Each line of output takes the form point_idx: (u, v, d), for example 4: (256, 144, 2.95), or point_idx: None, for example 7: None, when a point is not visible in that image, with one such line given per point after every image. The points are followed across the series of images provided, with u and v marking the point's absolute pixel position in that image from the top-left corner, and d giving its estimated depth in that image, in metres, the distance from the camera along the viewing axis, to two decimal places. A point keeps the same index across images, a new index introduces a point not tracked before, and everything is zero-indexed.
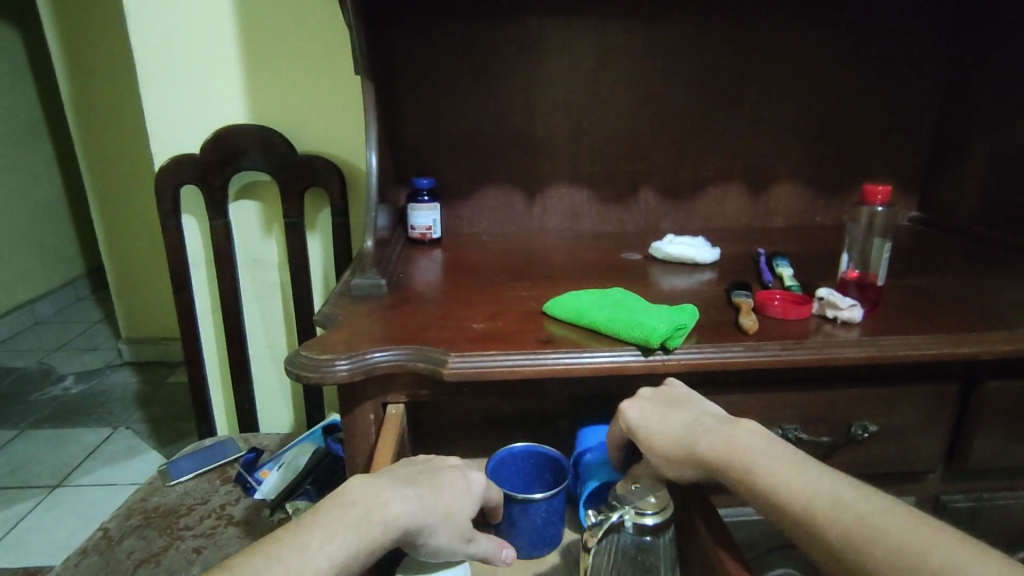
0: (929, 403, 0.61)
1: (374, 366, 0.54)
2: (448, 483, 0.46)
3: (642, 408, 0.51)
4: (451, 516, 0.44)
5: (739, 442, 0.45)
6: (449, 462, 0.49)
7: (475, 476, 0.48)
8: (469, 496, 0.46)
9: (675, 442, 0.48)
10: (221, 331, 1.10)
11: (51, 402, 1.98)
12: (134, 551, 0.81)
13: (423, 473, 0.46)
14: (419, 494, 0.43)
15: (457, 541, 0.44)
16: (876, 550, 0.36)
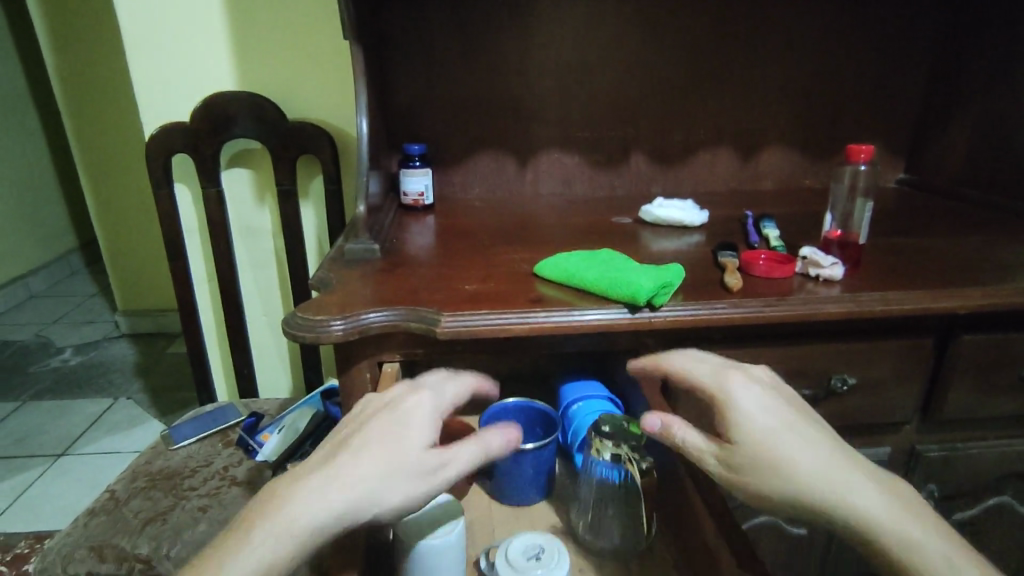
0: (907, 357, 0.63)
1: (369, 326, 0.56)
2: (371, 437, 0.42)
3: (759, 390, 0.44)
4: (384, 467, 0.40)
5: (875, 492, 0.39)
6: (374, 412, 0.44)
7: (406, 409, 0.44)
8: (403, 434, 0.42)
9: (800, 465, 0.39)
10: (218, 299, 1.11)
11: (51, 374, 2.01)
12: (140, 511, 0.84)
13: (345, 441, 0.42)
14: (335, 470, 0.39)
15: (416, 475, 0.41)
16: None
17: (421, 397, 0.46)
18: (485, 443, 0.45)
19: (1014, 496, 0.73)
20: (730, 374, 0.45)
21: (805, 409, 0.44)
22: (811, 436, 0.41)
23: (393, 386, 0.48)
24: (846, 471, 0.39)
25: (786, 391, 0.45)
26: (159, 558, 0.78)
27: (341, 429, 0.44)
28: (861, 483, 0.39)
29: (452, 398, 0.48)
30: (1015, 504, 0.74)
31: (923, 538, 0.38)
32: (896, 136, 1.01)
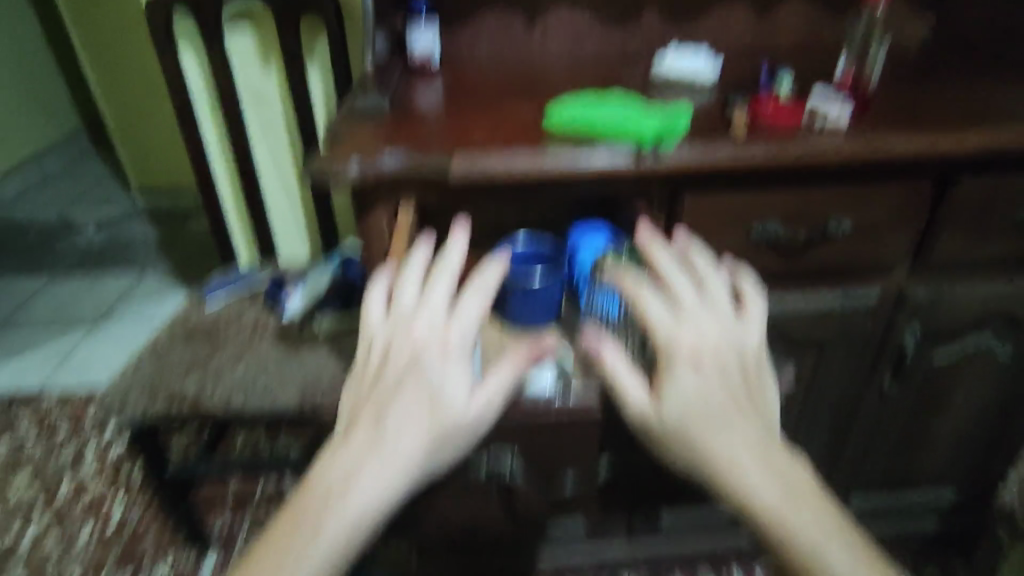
0: (902, 200, 0.65)
1: (384, 169, 0.59)
2: (404, 419, 0.38)
3: (697, 372, 0.37)
4: (426, 448, 0.38)
5: (784, 490, 0.33)
6: (398, 375, 0.40)
7: (435, 373, 0.40)
8: (438, 406, 0.39)
9: (712, 448, 0.35)
10: (233, 167, 1.13)
11: (78, 251, 2.08)
12: (184, 356, 0.93)
13: (372, 424, 0.38)
14: (373, 468, 0.36)
15: (460, 442, 0.39)
16: None
17: (444, 347, 0.41)
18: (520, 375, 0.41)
19: (992, 337, 0.78)
20: (675, 339, 0.39)
21: (747, 399, 0.37)
22: (736, 418, 0.36)
23: (412, 325, 0.42)
24: (757, 460, 0.34)
25: (730, 351, 0.39)
26: (205, 396, 0.87)
27: (369, 395, 0.40)
28: (771, 478, 0.34)
29: (479, 322, 0.43)
30: (993, 345, 0.79)
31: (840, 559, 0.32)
32: None
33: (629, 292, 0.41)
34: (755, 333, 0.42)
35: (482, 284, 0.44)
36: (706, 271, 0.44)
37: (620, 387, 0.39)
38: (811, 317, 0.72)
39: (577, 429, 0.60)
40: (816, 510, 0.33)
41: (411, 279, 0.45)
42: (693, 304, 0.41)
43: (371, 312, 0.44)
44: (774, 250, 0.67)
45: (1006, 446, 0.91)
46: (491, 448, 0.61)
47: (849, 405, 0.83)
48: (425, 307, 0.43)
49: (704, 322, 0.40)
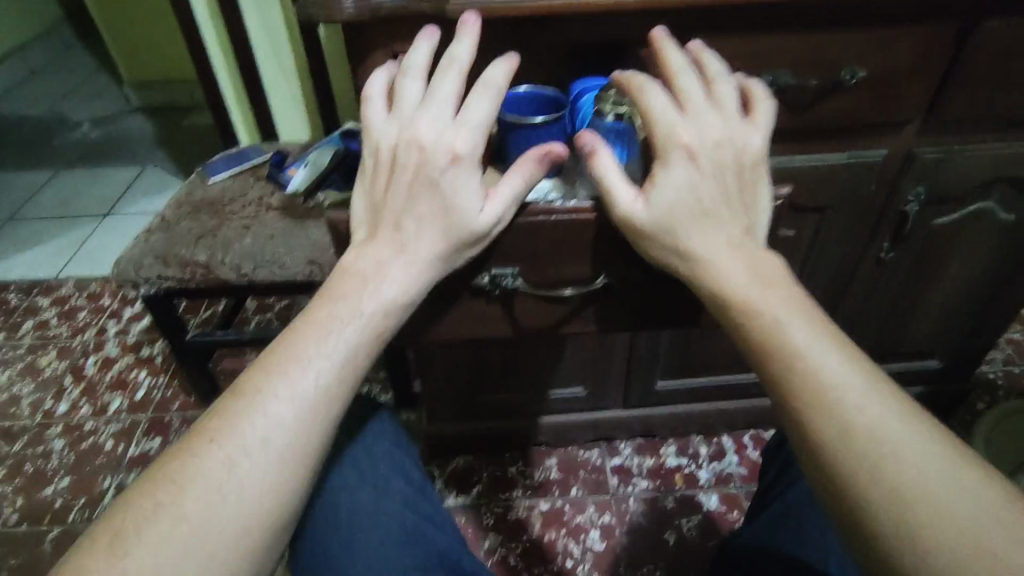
0: (922, 49, 0.62)
1: (380, 7, 0.56)
2: (423, 217, 0.48)
3: (688, 166, 0.47)
4: (444, 242, 0.48)
5: (740, 268, 0.44)
6: (415, 176, 0.48)
7: (445, 177, 0.48)
8: (452, 207, 0.48)
9: (692, 237, 0.46)
10: (224, 38, 1.09)
11: (76, 145, 2.05)
12: (191, 229, 0.94)
13: (397, 219, 0.48)
14: (402, 254, 0.47)
15: (472, 239, 0.49)
16: (832, 428, 0.36)
17: (453, 154, 0.48)
18: (525, 180, 0.50)
19: (997, 201, 0.77)
20: (677, 136, 0.48)
21: (728, 193, 0.47)
22: (716, 220, 0.46)
23: (419, 129, 0.49)
24: (726, 248, 0.46)
25: (725, 155, 0.48)
26: (216, 264, 0.90)
27: (387, 196, 0.49)
28: (732, 266, 0.45)
29: (482, 125, 0.49)
30: (997, 210, 0.78)
31: (784, 312, 0.41)
32: None
33: (642, 96, 0.50)
34: (759, 135, 0.50)
35: (480, 88, 0.50)
36: (718, 81, 0.51)
37: (609, 188, 0.49)
38: (813, 176, 0.72)
39: (579, 242, 0.56)
40: (781, 300, 0.42)
41: (413, 83, 0.50)
42: (703, 110, 0.49)
43: (377, 117, 0.51)
44: (783, 102, 0.65)
45: (998, 315, 0.93)
46: (494, 255, 0.56)
47: (846, 272, 0.85)
48: (430, 108, 0.49)
49: (709, 121, 0.48)
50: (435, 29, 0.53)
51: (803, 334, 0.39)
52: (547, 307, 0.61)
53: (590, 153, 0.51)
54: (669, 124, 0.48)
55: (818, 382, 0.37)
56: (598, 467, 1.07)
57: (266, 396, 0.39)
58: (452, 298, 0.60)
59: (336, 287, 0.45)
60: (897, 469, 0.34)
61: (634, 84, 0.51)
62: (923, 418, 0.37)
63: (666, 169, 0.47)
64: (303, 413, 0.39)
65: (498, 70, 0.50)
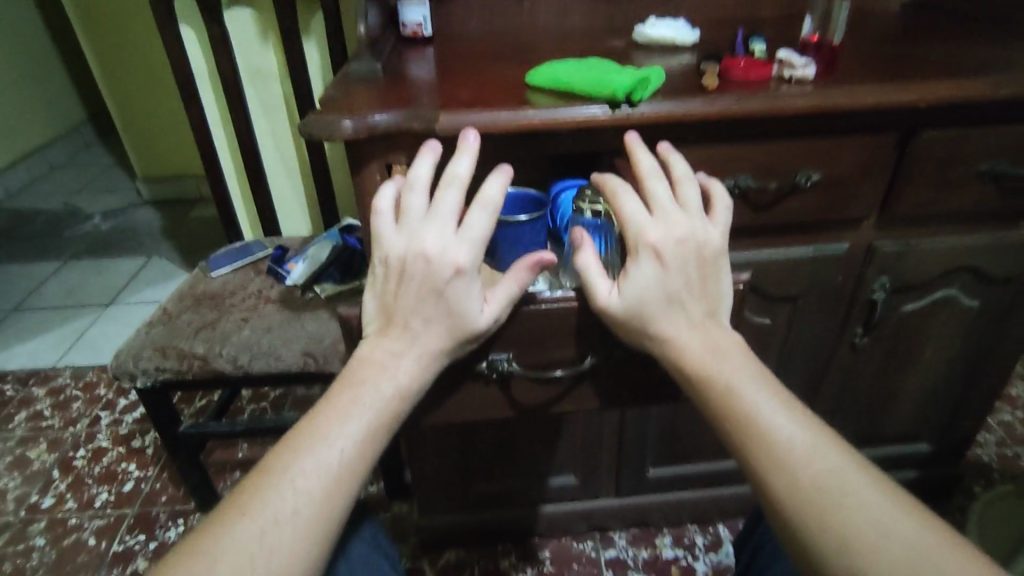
0: (869, 154, 0.69)
1: (376, 126, 0.62)
2: (430, 320, 0.50)
3: (656, 263, 0.48)
4: (448, 336, 0.51)
5: (701, 343, 0.47)
6: (422, 285, 0.50)
7: (450, 287, 0.50)
8: (458, 313, 0.51)
9: (664, 324, 0.49)
10: (234, 143, 1.17)
11: (84, 237, 2.13)
12: (192, 321, 0.97)
13: (407, 315, 0.50)
14: (412, 341, 0.50)
15: (472, 336, 0.52)
16: (800, 496, 0.38)
17: (457, 268, 0.49)
18: (522, 286, 0.53)
19: (960, 288, 0.82)
20: (645, 236, 0.49)
21: (693, 284, 0.49)
22: (689, 305, 0.49)
23: (426, 244, 0.50)
24: (696, 328, 0.49)
25: (692, 252, 0.49)
26: (213, 355, 0.92)
27: (398, 296, 0.51)
28: (704, 343, 0.48)
29: (481, 238, 0.51)
30: (961, 297, 0.83)
31: (748, 382, 0.44)
32: None
33: (616, 198, 0.52)
34: (720, 229, 0.51)
35: (481, 204, 0.52)
36: (685, 181, 0.53)
37: (590, 283, 0.51)
38: (783, 269, 0.77)
39: (568, 327, 0.60)
40: (745, 370, 0.45)
41: (418, 199, 0.52)
42: (670, 210, 0.50)
43: (384, 229, 0.52)
44: (747, 204, 0.70)
45: (978, 397, 0.95)
46: (492, 341, 0.60)
47: (824, 357, 0.88)
48: (434, 221, 0.51)
49: (675, 219, 0.50)
50: (438, 144, 0.55)
51: (757, 399, 0.43)
52: (541, 389, 0.63)
53: (576, 249, 0.54)
54: (637, 226, 0.49)
55: (780, 449, 0.40)
56: (592, 561, 1.05)
57: (289, 471, 0.42)
58: (451, 388, 0.62)
59: (348, 374, 0.48)
60: (849, 534, 0.36)
61: (608, 187, 0.53)
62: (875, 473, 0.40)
63: (634, 268, 0.49)
64: (324, 486, 0.41)
65: (495, 186, 0.52)
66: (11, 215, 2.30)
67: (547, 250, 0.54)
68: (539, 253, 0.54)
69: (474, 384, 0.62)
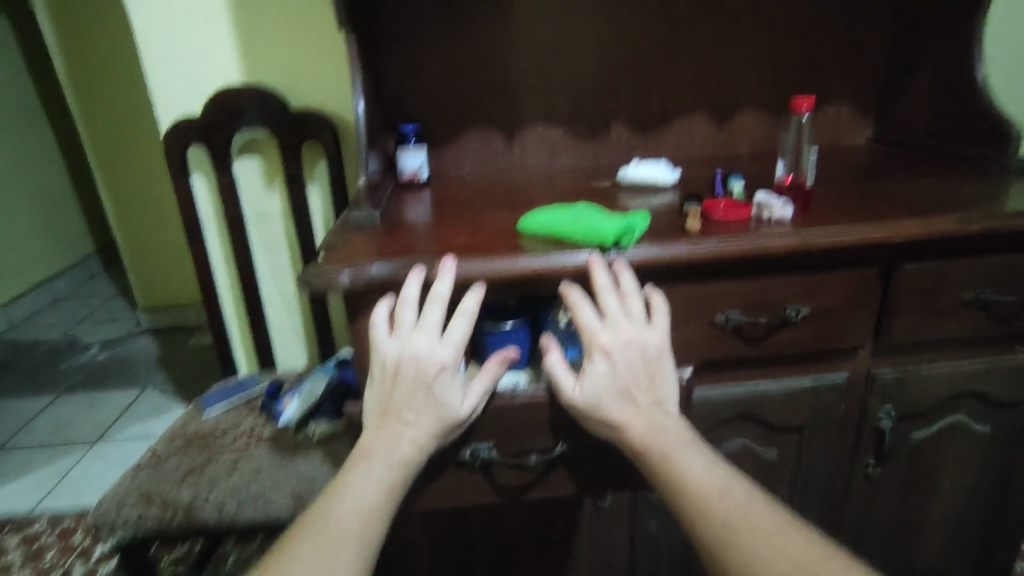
0: (855, 287, 0.70)
1: (372, 277, 0.65)
2: (422, 409, 0.62)
3: (607, 362, 0.61)
4: (438, 420, 0.62)
5: (648, 422, 0.59)
6: (413, 381, 0.62)
7: (437, 381, 0.62)
8: (442, 403, 0.63)
9: (614, 409, 0.60)
10: (236, 280, 1.20)
11: (79, 369, 2.12)
12: (180, 465, 0.94)
13: (406, 403, 0.62)
14: (413, 424, 0.62)
15: (457, 421, 0.64)
16: (716, 529, 0.52)
17: (442, 366, 0.62)
18: (492, 378, 0.67)
19: (967, 413, 0.81)
20: (597, 339, 0.61)
21: (637, 377, 0.61)
22: (639, 390, 0.61)
23: (416, 348, 0.62)
24: (646, 411, 0.60)
25: (637, 349, 0.61)
26: (198, 503, 0.88)
27: (395, 392, 0.63)
28: (653, 422, 0.59)
29: (461, 341, 0.64)
30: (970, 422, 0.81)
31: (681, 449, 0.57)
32: (864, 94, 1.10)
33: (574, 308, 0.63)
34: (661, 332, 0.63)
35: (462, 313, 0.64)
36: (631, 294, 0.63)
37: (558, 381, 0.63)
38: (784, 401, 0.75)
39: (539, 419, 0.70)
40: (678, 436, 0.59)
41: (409, 313, 0.63)
42: (619, 318, 0.62)
43: (380, 338, 0.64)
44: (739, 337, 0.71)
45: (1006, 526, 0.90)
46: (472, 432, 0.70)
47: (837, 490, 0.84)
48: (422, 329, 0.63)
49: (622, 326, 0.62)
50: (422, 269, 0.64)
51: (692, 462, 0.56)
52: (518, 473, 0.72)
53: (544, 353, 0.65)
54: (591, 329, 0.62)
55: (704, 497, 0.53)
56: None
57: (329, 518, 0.54)
58: (435, 472, 0.72)
59: (364, 449, 0.60)
60: (749, 550, 0.50)
61: (568, 297, 0.64)
62: (775, 510, 0.53)
63: (592, 366, 0.61)
64: (362, 525, 0.54)
65: (472, 299, 0.64)
66: (8, 348, 2.29)
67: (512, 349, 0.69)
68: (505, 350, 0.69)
69: (457, 470, 0.72)
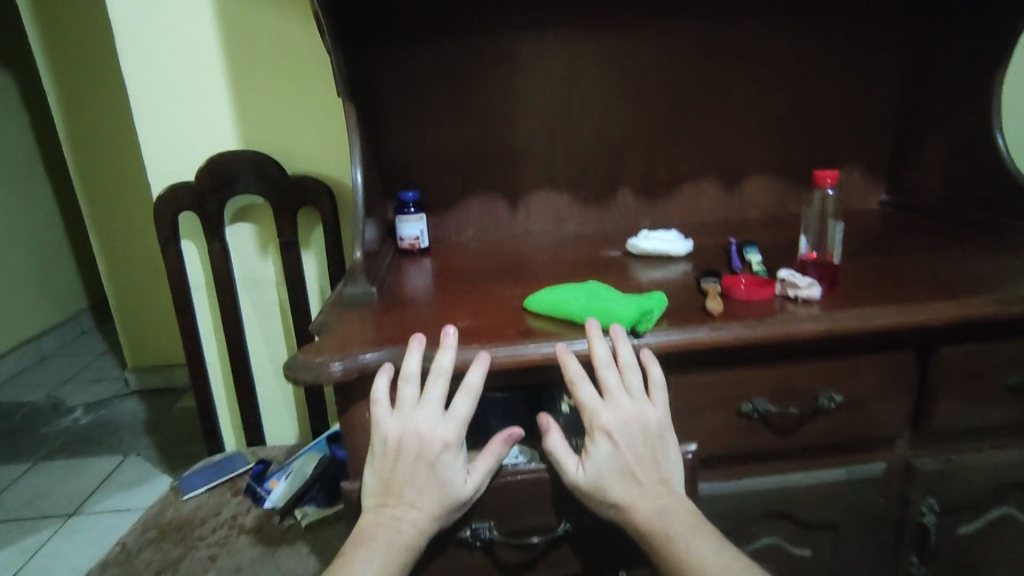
0: (892, 372, 0.65)
1: (367, 365, 0.59)
2: (422, 490, 0.58)
3: (610, 443, 0.57)
4: (439, 503, 0.58)
5: (654, 506, 0.56)
6: (414, 460, 0.58)
7: (439, 460, 0.58)
8: (444, 486, 0.58)
9: (619, 492, 0.57)
10: (224, 349, 1.14)
11: (61, 434, 2.02)
12: (152, 561, 0.86)
13: (404, 484, 0.58)
14: (413, 507, 0.58)
15: (459, 504, 0.59)
16: None
17: (444, 445, 0.58)
18: (497, 458, 0.61)
19: (1015, 506, 0.74)
20: (598, 419, 0.58)
21: (642, 457, 0.57)
22: (645, 469, 0.57)
23: (419, 424, 0.58)
24: (651, 493, 0.57)
25: (642, 427, 0.58)
26: None
27: (394, 472, 0.58)
28: (659, 505, 0.56)
29: (466, 418, 0.59)
30: (1019, 516, 0.74)
31: (689, 534, 0.55)
32: (875, 158, 1.07)
33: (573, 384, 0.58)
34: (661, 408, 0.59)
35: (466, 389, 0.58)
36: (632, 368, 0.59)
37: (560, 463, 0.59)
38: (818, 495, 0.69)
39: (543, 508, 0.64)
40: (683, 517, 0.56)
41: (411, 388, 0.58)
42: (620, 394, 0.58)
43: (379, 413, 0.59)
44: (768, 428, 0.65)
45: None
46: (473, 509, 0.63)
47: None
48: (423, 405, 0.59)
49: (623, 404, 0.57)
50: (423, 338, 0.60)
51: (700, 550, 0.54)
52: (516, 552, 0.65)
53: (544, 432, 0.60)
54: (592, 408, 0.58)
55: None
56: None
57: None
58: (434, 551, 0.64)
59: (361, 533, 0.57)
60: None
61: (567, 371, 0.59)
62: None
63: (593, 448, 0.57)
64: None
65: (475, 373, 0.58)
66: None
67: (518, 427, 0.63)
68: (510, 428, 0.63)
69: (458, 548, 0.65)
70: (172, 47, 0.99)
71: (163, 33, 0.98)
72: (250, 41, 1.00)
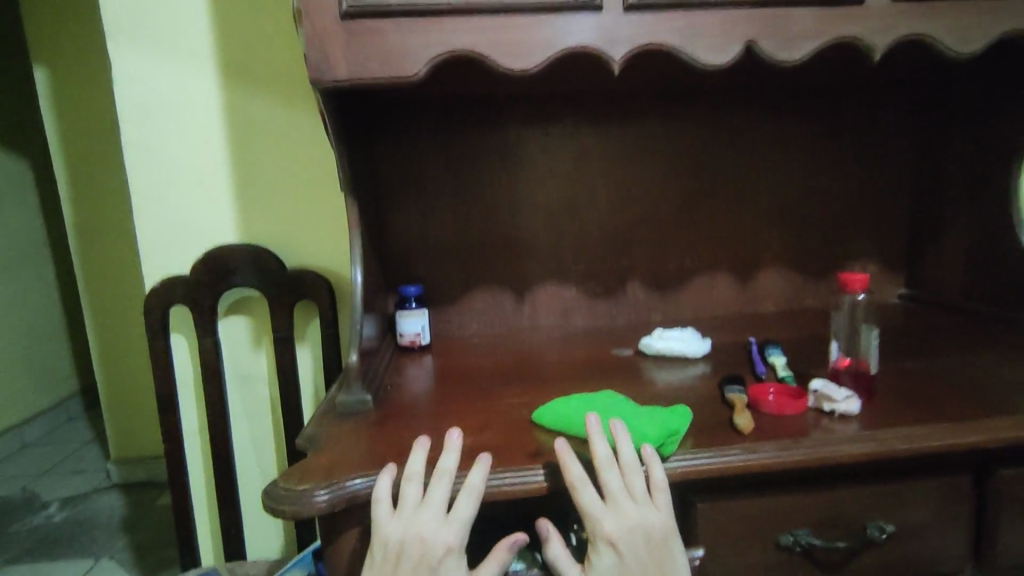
0: (945, 497, 0.58)
1: (355, 494, 0.53)
2: None
3: (614, 555, 0.51)
4: None
5: None
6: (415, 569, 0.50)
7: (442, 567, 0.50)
8: None
9: None
10: (208, 451, 1.07)
11: (31, 533, 1.88)
12: None
13: None
14: None
15: None
16: None
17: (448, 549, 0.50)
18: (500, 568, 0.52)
19: None
20: (600, 529, 0.51)
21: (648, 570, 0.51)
22: None
23: (422, 528, 0.50)
24: None
25: (650, 534, 0.51)
26: None
27: None
28: None
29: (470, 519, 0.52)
30: None
31: None
32: (890, 252, 1.04)
33: (574, 489, 0.51)
34: (664, 511, 0.52)
35: (467, 490, 0.52)
36: (632, 469, 0.53)
37: None
38: None
39: None
40: None
41: (413, 488, 0.52)
42: (621, 499, 0.52)
43: (379, 515, 0.51)
44: (812, 563, 0.57)
45: None
46: None
47: None
48: (424, 507, 0.51)
49: (625, 510, 0.51)
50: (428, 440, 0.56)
51: None
52: None
53: (544, 541, 0.53)
54: (593, 517, 0.51)
55: None
56: None
57: None
58: None
59: None
60: None
61: (569, 476, 0.52)
62: None
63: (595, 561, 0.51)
64: None
65: (478, 473, 0.53)
66: None
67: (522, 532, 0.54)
68: (512, 535, 0.54)
69: None
70: (177, 142, 0.99)
71: (169, 129, 0.98)
72: (255, 136, 0.99)
